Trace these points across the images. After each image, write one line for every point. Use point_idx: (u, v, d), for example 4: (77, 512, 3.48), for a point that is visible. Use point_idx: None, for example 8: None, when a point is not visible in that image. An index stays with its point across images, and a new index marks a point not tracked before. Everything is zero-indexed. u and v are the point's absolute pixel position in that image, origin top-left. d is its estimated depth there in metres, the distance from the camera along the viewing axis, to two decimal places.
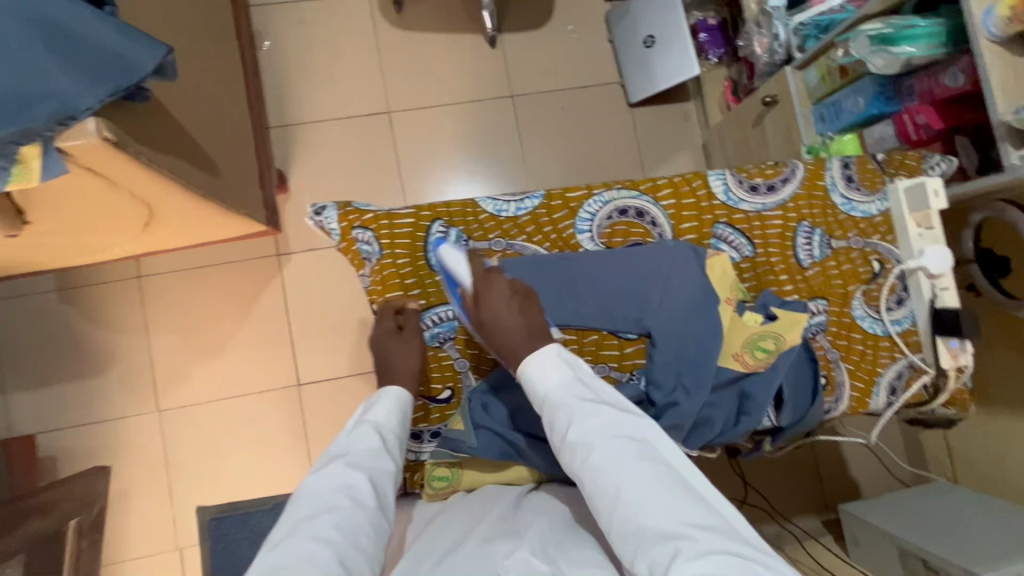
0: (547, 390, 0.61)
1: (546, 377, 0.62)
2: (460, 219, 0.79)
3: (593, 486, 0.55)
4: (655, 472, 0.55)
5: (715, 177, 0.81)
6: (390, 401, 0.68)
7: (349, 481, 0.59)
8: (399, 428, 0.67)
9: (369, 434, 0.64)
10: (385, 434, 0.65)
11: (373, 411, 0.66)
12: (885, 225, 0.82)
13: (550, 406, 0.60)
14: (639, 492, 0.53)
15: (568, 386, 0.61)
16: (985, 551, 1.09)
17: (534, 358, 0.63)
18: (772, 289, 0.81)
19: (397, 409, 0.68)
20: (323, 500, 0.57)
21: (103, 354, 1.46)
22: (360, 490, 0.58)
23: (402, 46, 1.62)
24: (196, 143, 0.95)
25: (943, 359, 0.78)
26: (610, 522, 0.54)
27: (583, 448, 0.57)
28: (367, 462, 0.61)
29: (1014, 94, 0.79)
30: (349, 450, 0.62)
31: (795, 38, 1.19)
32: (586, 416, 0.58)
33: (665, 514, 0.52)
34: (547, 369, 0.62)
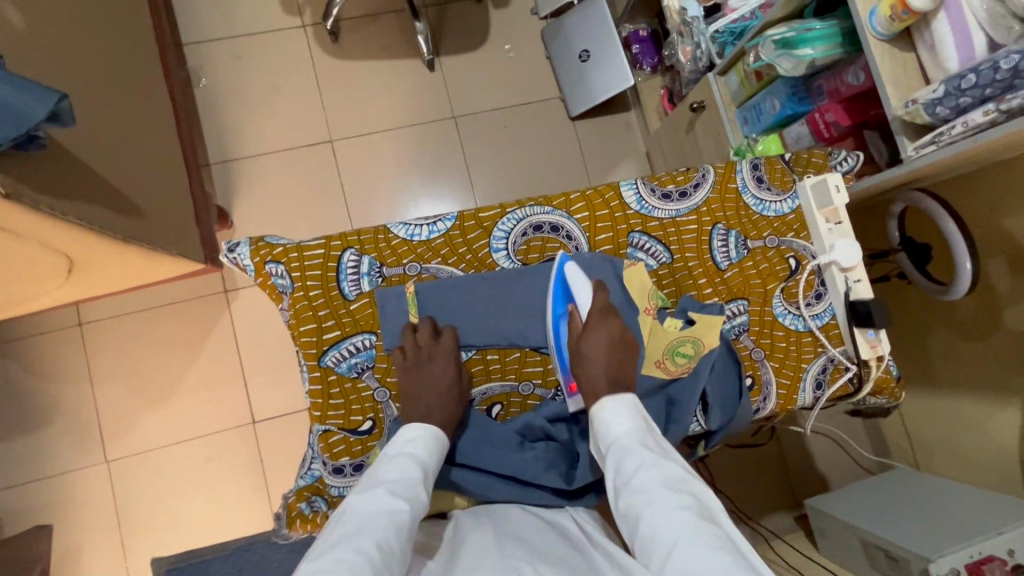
0: (617, 434, 0.63)
1: (618, 426, 0.64)
2: (372, 247, 0.76)
3: (647, 531, 0.54)
4: (713, 529, 0.52)
5: (627, 187, 0.81)
6: (429, 437, 0.65)
7: (390, 507, 0.56)
8: (437, 462, 0.65)
9: (410, 464, 0.61)
10: (425, 466, 0.62)
11: (413, 441, 0.64)
12: (797, 222, 0.84)
13: (618, 452, 0.62)
14: (692, 542, 0.51)
15: (639, 437, 0.63)
16: (940, 538, 1.09)
17: (605, 404, 0.66)
18: (692, 293, 0.81)
19: (436, 443, 0.65)
20: (364, 523, 0.54)
21: (47, 407, 1.41)
22: (400, 517, 0.55)
23: (340, 75, 1.63)
24: (115, 188, 0.95)
25: (863, 349, 0.79)
26: (660, 568, 0.51)
27: (642, 492, 0.57)
28: (407, 491, 0.58)
29: (905, 89, 0.81)
30: (392, 476, 0.60)
31: (713, 45, 1.21)
32: (651, 464, 0.59)
33: (717, 565, 0.49)
34: (619, 418, 0.64)
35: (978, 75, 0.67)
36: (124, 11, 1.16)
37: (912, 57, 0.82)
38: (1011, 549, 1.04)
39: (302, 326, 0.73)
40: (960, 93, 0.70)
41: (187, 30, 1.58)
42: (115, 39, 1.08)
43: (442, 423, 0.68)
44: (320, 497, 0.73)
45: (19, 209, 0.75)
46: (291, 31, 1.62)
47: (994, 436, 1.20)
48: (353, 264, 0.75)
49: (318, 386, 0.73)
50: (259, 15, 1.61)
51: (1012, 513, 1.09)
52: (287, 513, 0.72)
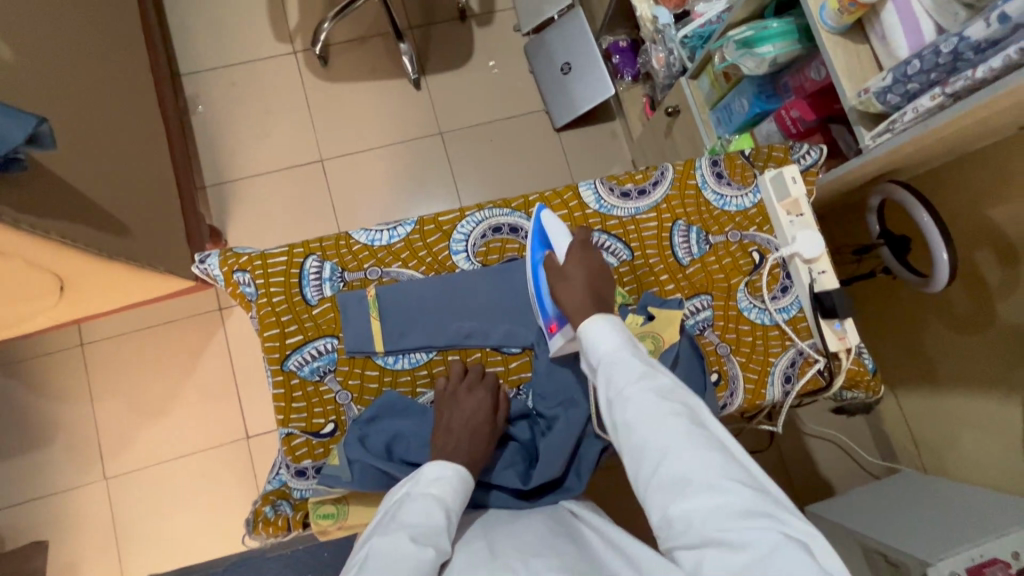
0: (603, 357, 0.63)
1: (610, 342, 0.64)
2: (333, 253, 0.78)
3: (639, 443, 0.57)
4: (701, 433, 0.56)
5: (585, 188, 0.83)
6: (455, 478, 0.62)
7: (414, 556, 0.53)
8: (460, 508, 0.62)
9: (435, 508, 0.58)
10: (450, 512, 0.59)
11: (438, 481, 0.61)
12: (760, 216, 0.84)
13: (607, 373, 0.62)
14: (682, 449, 0.55)
15: (625, 355, 0.62)
16: (942, 540, 1.05)
17: (593, 325, 0.65)
18: (654, 289, 0.81)
19: (462, 486, 0.62)
20: (387, 571, 0.51)
21: (49, 425, 1.45)
22: (424, 569, 0.52)
23: (329, 97, 1.69)
24: (100, 208, 0.99)
25: (829, 341, 0.77)
26: (653, 473, 0.55)
27: (633, 407, 0.58)
28: (431, 538, 0.56)
29: (860, 80, 0.81)
30: (415, 519, 0.57)
31: (683, 50, 1.22)
32: (638, 381, 0.60)
33: (707, 466, 0.53)
34: (609, 336, 0.64)
35: (922, 61, 0.67)
36: (116, 45, 1.22)
37: (864, 49, 0.82)
38: (1015, 551, 0.98)
39: (266, 332, 0.75)
40: (907, 79, 0.70)
41: (184, 61, 1.66)
42: (105, 70, 1.15)
43: (468, 461, 0.65)
44: (285, 500, 0.73)
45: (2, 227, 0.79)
46: (282, 57, 1.68)
47: (996, 432, 1.16)
48: (315, 270, 0.77)
49: (281, 390, 0.74)
50: (251, 44, 1.68)
51: (1016, 513, 1.04)
52: (253, 517, 0.72)
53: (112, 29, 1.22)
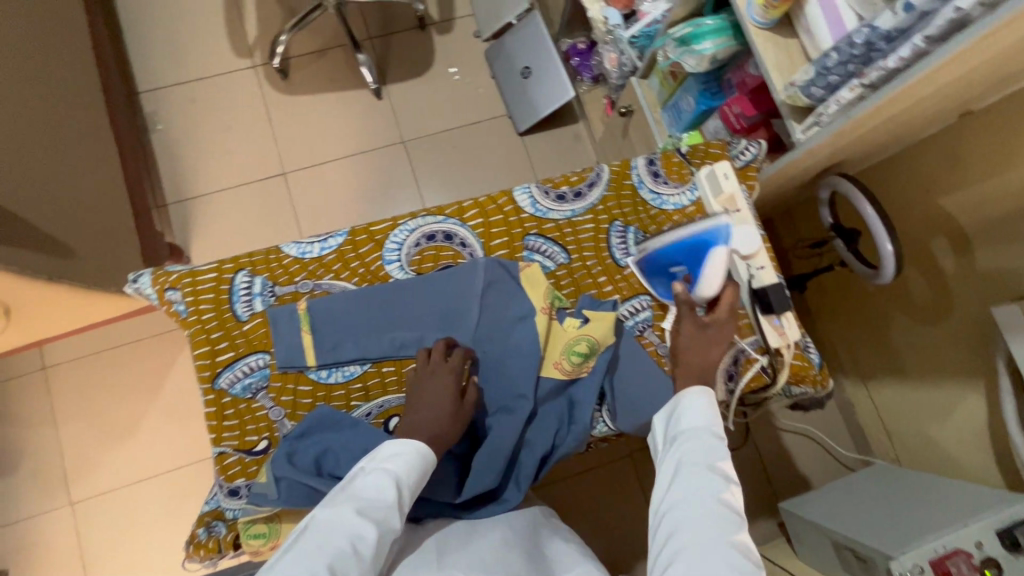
0: (688, 419, 0.64)
1: (705, 420, 0.63)
2: (264, 267, 0.77)
3: (666, 497, 0.58)
4: (725, 522, 0.54)
5: (520, 192, 0.82)
6: (414, 452, 0.60)
7: (353, 531, 0.53)
8: (420, 481, 0.60)
9: (387, 482, 0.57)
10: (404, 487, 0.58)
11: (395, 456, 0.59)
12: (698, 213, 0.83)
13: (679, 433, 0.63)
14: (695, 522, 0.55)
15: (703, 426, 0.63)
16: (907, 532, 1.04)
17: (693, 396, 0.65)
18: (591, 292, 0.80)
19: (421, 461, 0.60)
20: (324, 544, 0.51)
21: (11, 452, 1.43)
22: (364, 544, 0.53)
23: (290, 110, 1.68)
24: (40, 231, 0.99)
25: (770, 337, 0.77)
26: (663, 528, 0.56)
27: (678, 464, 0.60)
28: (377, 513, 0.55)
29: (791, 72, 0.81)
30: (363, 493, 0.56)
31: (633, 51, 1.20)
32: (695, 447, 0.61)
33: (709, 556, 0.52)
34: (701, 407, 0.64)
35: (838, 53, 0.67)
36: (63, 66, 1.22)
37: (794, 42, 0.82)
38: (978, 542, 0.97)
39: (196, 350, 0.74)
40: (828, 71, 0.69)
41: (142, 78, 1.65)
42: (50, 92, 1.14)
43: (429, 438, 0.63)
44: (220, 521, 0.71)
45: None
46: (241, 72, 1.68)
47: (963, 421, 1.15)
48: (246, 285, 0.76)
49: (212, 408, 0.73)
50: (210, 60, 1.68)
51: (980, 503, 1.03)
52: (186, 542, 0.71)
53: (58, 50, 1.22)
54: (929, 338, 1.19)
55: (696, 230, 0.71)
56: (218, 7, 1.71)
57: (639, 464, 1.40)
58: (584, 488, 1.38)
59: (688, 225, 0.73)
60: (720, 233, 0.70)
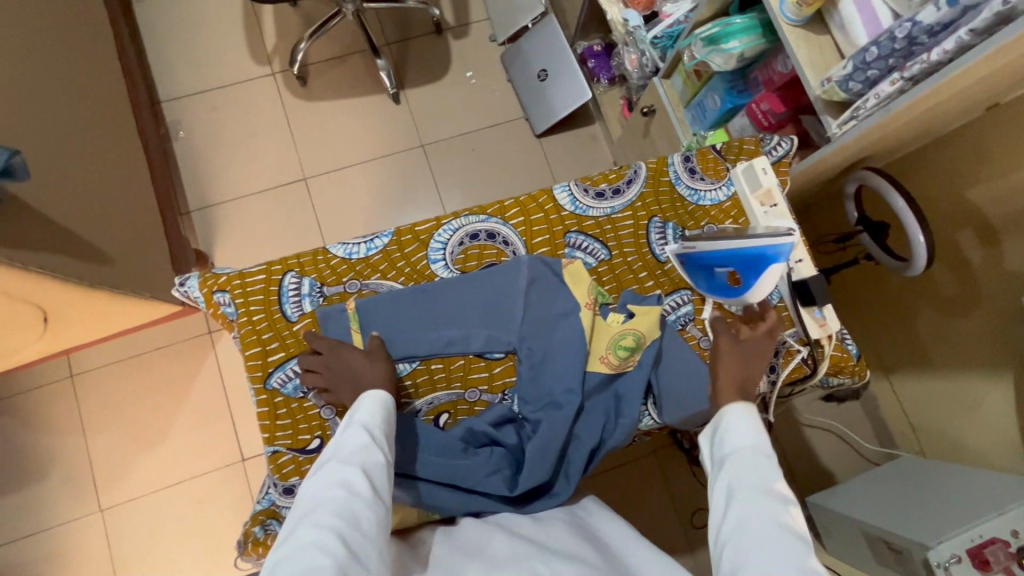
0: (731, 440, 0.63)
1: (748, 437, 0.62)
2: (312, 268, 0.78)
3: (722, 523, 0.56)
4: (783, 540, 0.52)
5: (560, 190, 0.83)
6: (372, 398, 0.64)
7: (342, 475, 0.56)
8: (386, 422, 0.64)
9: (357, 431, 0.61)
10: (374, 429, 0.62)
11: (358, 409, 0.63)
12: (735, 208, 0.84)
13: (726, 455, 0.62)
14: (753, 544, 0.52)
15: (748, 443, 0.62)
16: (940, 522, 1.04)
17: (734, 415, 0.65)
18: (633, 287, 0.81)
19: (380, 403, 0.65)
20: (320, 498, 0.54)
21: (41, 459, 1.44)
22: (356, 483, 0.56)
23: (310, 117, 1.70)
24: (80, 238, 1.00)
25: (811, 329, 0.78)
26: (723, 556, 0.54)
27: (728, 486, 0.59)
28: (358, 457, 0.58)
29: (824, 69, 0.82)
30: (339, 447, 0.59)
31: (655, 51, 1.23)
32: (742, 464, 0.60)
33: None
34: (746, 425, 0.63)
35: (879, 48, 0.68)
36: (92, 76, 1.23)
37: (827, 40, 0.83)
38: (1013, 530, 0.98)
39: (247, 351, 0.75)
40: (867, 66, 0.70)
41: (163, 88, 1.66)
42: (81, 102, 1.16)
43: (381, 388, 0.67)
44: (274, 520, 0.73)
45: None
46: (261, 79, 1.70)
47: (991, 412, 1.16)
48: (294, 286, 0.77)
49: (265, 408, 0.74)
50: (230, 68, 1.70)
51: (1013, 491, 1.04)
52: (242, 540, 0.72)
53: (88, 61, 1.24)
54: (954, 330, 1.20)
55: (755, 249, 0.67)
56: (237, 16, 1.73)
57: (666, 461, 1.40)
58: (612, 486, 1.38)
59: (745, 240, 0.68)
60: (781, 252, 0.66)
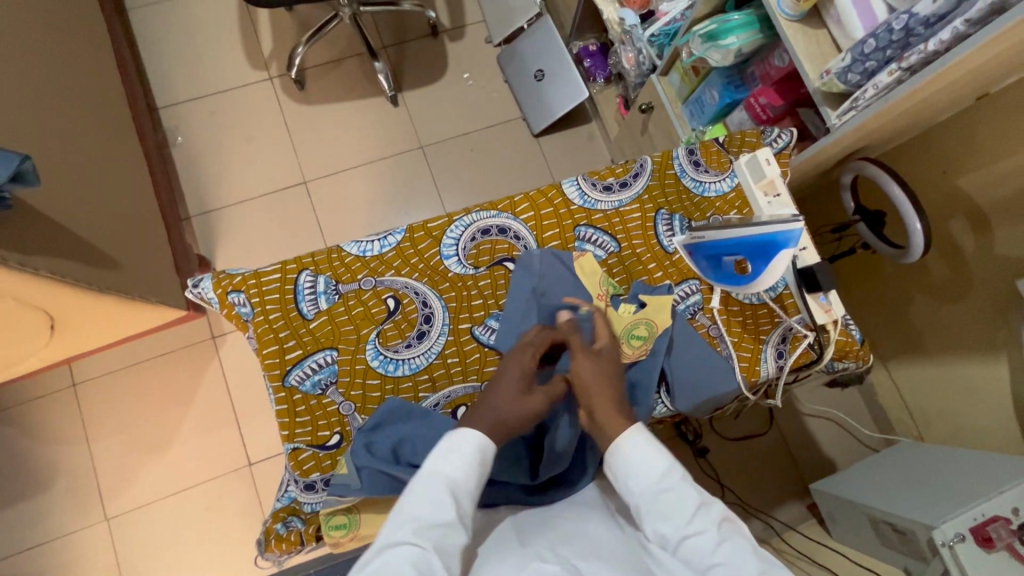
0: (640, 482, 0.60)
1: (650, 466, 0.61)
2: (327, 266, 0.79)
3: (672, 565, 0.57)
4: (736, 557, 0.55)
5: (568, 185, 0.85)
6: (468, 452, 0.60)
7: (415, 552, 0.52)
8: (476, 480, 0.60)
9: (442, 492, 0.56)
10: (459, 496, 0.57)
11: (448, 461, 0.59)
12: (739, 199, 0.86)
13: (641, 495, 0.60)
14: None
15: (657, 475, 0.60)
16: (946, 502, 1.06)
17: (628, 451, 0.61)
18: (643, 278, 0.83)
19: (476, 457, 0.60)
20: (387, 571, 0.50)
21: (45, 469, 1.42)
22: (428, 563, 0.52)
23: (308, 121, 1.70)
24: (87, 243, 1.00)
25: (817, 314, 0.79)
26: None
27: (662, 525, 0.58)
28: (437, 530, 0.54)
29: (822, 61, 0.85)
30: (419, 510, 0.55)
31: (652, 48, 1.26)
32: (671, 497, 0.59)
33: None
34: (646, 455, 0.61)
35: (876, 39, 0.71)
36: (91, 82, 1.23)
37: (824, 34, 0.86)
38: (1015, 508, 0.99)
39: (264, 349, 0.76)
40: (865, 57, 0.73)
41: (159, 94, 1.66)
42: (82, 108, 1.15)
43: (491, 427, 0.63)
44: (295, 516, 0.73)
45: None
46: (258, 84, 1.70)
47: (988, 395, 1.18)
48: (310, 284, 0.78)
49: (284, 405, 0.75)
50: (227, 73, 1.70)
51: (1013, 468, 1.06)
52: (264, 537, 0.72)
53: (88, 67, 1.24)
54: (950, 315, 1.23)
55: (767, 234, 0.69)
56: (233, 22, 1.73)
57: None
58: None
59: (758, 225, 0.70)
60: (791, 238, 0.67)
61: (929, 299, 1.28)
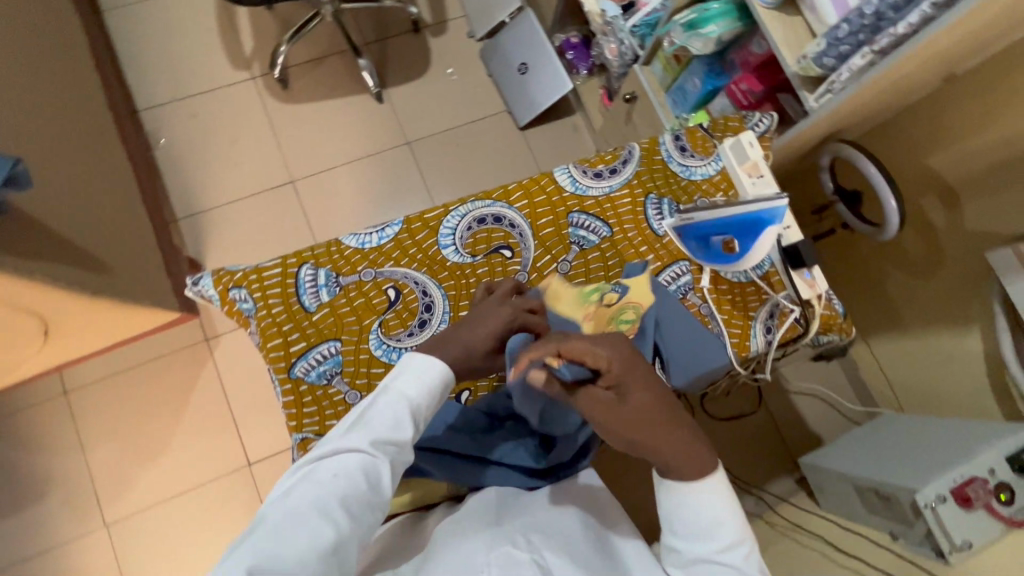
0: (690, 532, 0.59)
1: (711, 524, 0.58)
2: (327, 259, 0.81)
3: None
4: None
5: (560, 173, 0.87)
6: (432, 379, 0.62)
7: (370, 458, 0.57)
8: (433, 405, 0.63)
9: (403, 411, 0.60)
10: (418, 416, 0.61)
11: (416, 385, 0.61)
12: (724, 181, 0.89)
13: (685, 542, 0.60)
14: None
15: (711, 534, 0.59)
16: (929, 466, 1.11)
17: (692, 502, 0.59)
18: (635, 262, 0.85)
19: (437, 387, 0.63)
20: (341, 473, 0.55)
21: (40, 478, 1.41)
22: (376, 472, 0.57)
23: (292, 120, 1.69)
24: (79, 246, 1.00)
25: (802, 290, 0.83)
26: None
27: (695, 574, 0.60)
28: (391, 445, 0.59)
29: (797, 45, 0.88)
30: (378, 421, 0.59)
31: (634, 39, 1.26)
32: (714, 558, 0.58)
33: None
34: (709, 512, 0.58)
35: (849, 25, 0.75)
36: (71, 86, 1.22)
37: (799, 20, 0.89)
38: (991, 468, 1.04)
39: (269, 343, 0.77)
40: (839, 42, 0.77)
41: (140, 97, 1.64)
42: (62, 112, 1.14)
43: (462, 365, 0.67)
44: None
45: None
46: (241, 84, 1.69)
47: (965, 364, 1.23)
48: (311, 278, 0.80)
49: (291, 397, 0.76)
50: (208, 73, 1.68)
51: (990, 431, 1.11)
52: None
53: (67, 71, 1.23)
54: (926, 289, 1.28)
55: (752, 209, 0.73)
56: (211, 21, 1.71)
57: None
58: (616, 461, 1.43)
59: (741, 204, 0.74)
60: (775, 215, 0.72)
61: (906, 276, 1.33)
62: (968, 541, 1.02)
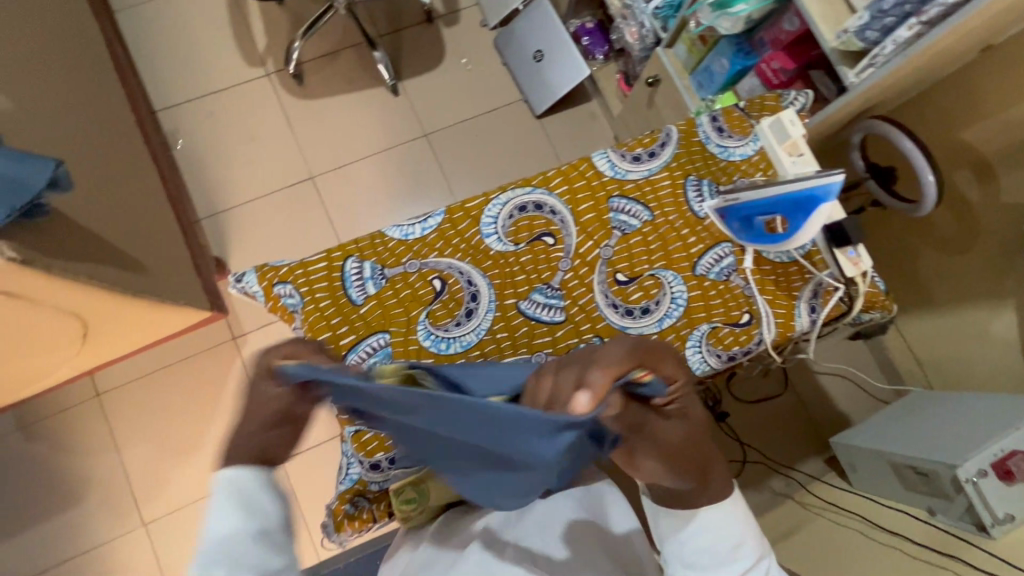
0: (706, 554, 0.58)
1: (723, 541, 0.59)
2: (371, 252, 0.81)
3: None
4: None
5: (599, 157, 0.87)
6: (224, 507, 0.59)
7: None
8: (260, 509, 0.61)
9: (235, 544, 0.58)
10: (252, 534, 0.59)
11: (223, 521, 0.59)
12: (763, 161, 0.89)
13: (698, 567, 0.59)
14: None
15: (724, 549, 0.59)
16: (967, 440, 1.10)
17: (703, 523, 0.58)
18: (677, 245, 0.85)
19: (240, 504, 0.60)
20: None
21: (78, 480, 1.43)
22: None
23: (309, 115, 1.69)
24: (115, 248, 1.00)
25: (846, 268, 0.83)
26: None
27: None
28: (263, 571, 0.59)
29: (836, 20, 0.87)
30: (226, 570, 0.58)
31: (656, 21, 1.27)
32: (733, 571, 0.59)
33: None
34: (721, 526, 0.58)
35: None
36: (92, 88, 1.21)
37: None
38: None
39: (318, 337, 0.78)
40: (884, 14, 0.75)
41: (155, 98, 1.64)
42: (87, 114, 1.14)
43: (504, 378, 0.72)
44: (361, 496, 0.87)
45: (17, 267, 0.79)
46: (256, 81, 1.68)
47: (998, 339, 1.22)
48: (356, 271, 0.80)
49: None
50: (222, 72, 1.68)
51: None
52: (337, 517, 0.87)
53: (88, 73, 1.22)
54: (957, 264, 1.27)
55: (806, 189, 0.72)
56: (223, 19, 1.70)
57: None
58: None
59: (792, 184, 0.72)
60: (830, 191, 0.70)
61: (936, 252, 1.32)
62: (1011, 514, 1.02)
